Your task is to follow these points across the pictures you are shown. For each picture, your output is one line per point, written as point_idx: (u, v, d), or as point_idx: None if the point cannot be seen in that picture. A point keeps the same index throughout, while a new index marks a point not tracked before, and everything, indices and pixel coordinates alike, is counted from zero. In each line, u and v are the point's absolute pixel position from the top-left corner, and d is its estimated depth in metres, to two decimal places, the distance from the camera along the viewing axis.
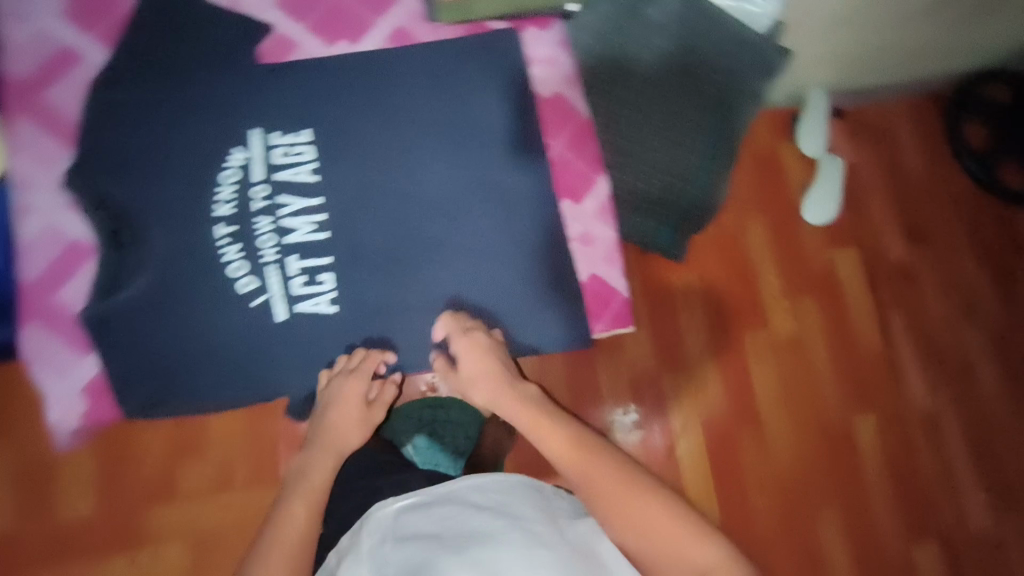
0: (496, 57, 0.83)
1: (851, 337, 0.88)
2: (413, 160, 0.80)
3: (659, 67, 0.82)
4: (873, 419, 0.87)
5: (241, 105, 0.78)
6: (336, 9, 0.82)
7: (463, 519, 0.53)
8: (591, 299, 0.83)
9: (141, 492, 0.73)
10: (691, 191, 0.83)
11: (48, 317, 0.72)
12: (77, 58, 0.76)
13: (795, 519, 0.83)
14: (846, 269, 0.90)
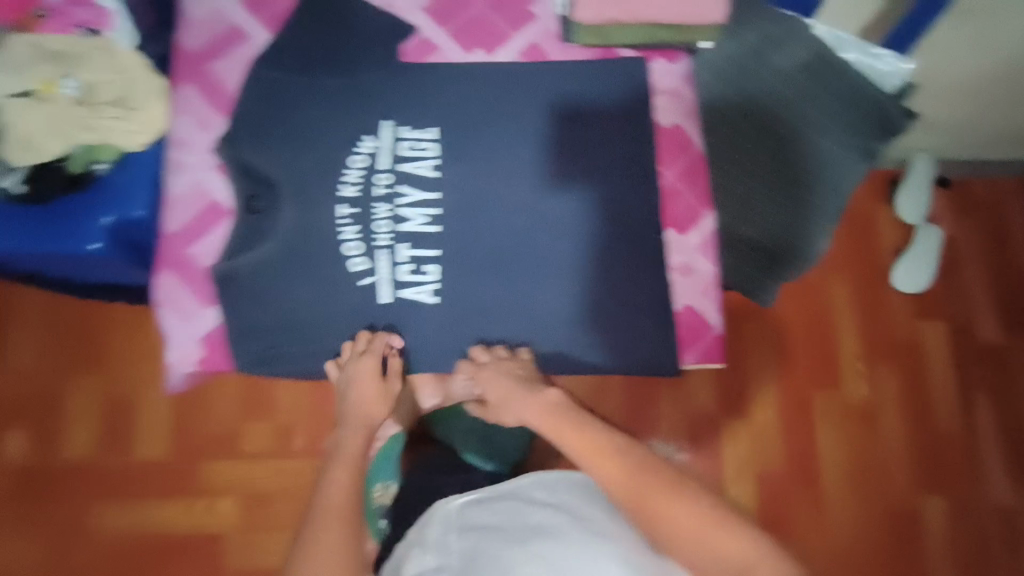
0: (623, 82, 0.86)
1: (871, 365, 1.07)
2: (529, 170, 0.84)
3: (780, 110, 0.80)
4: (878, 431, 1.05)
5: (378, 98, 0.83)
6: (477, 19, 0.87)
7: (522, 510, 0.68)
8: (684, 331, 0.83)
9: (208, 444, 1.20)
10: (796, 241, 0.80)
11: (182, 266, 0.79)
12: (243, 37, 0.84)
13: (796, 492, 1.03)
14: (872, 319, 1.09)
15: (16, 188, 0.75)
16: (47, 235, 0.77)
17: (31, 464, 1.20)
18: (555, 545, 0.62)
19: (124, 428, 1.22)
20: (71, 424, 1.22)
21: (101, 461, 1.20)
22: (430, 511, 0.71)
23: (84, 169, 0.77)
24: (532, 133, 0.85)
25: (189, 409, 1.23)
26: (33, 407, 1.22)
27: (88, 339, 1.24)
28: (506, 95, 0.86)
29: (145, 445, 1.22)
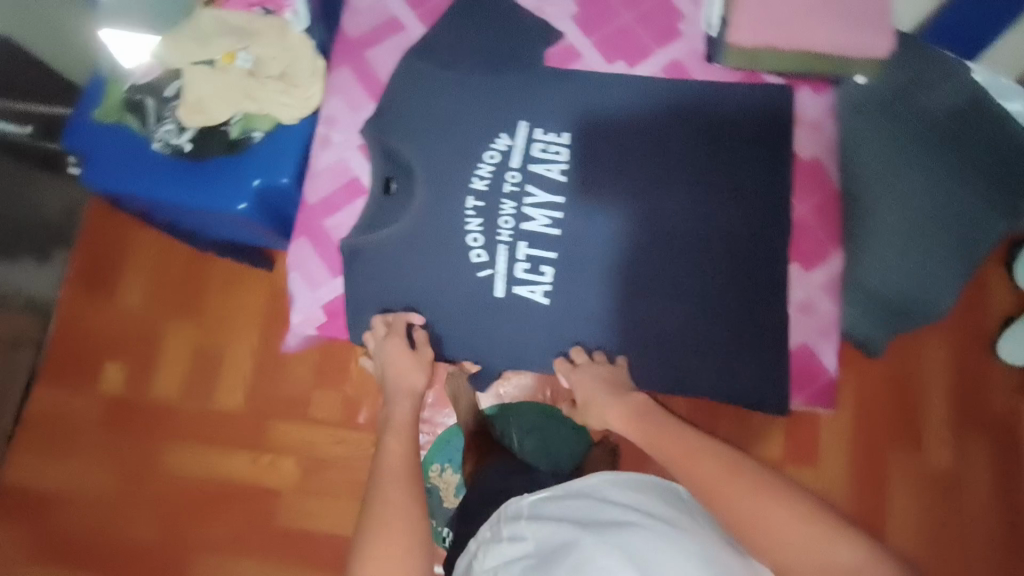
0: (767, 109, 0.84)
1: (973, 400, 1.07)
2: (660, 184, 0.83)
3: (930, 161, 0.77)
4: (965, 460, 1.06)
5: (519, 98, 0.85)
6: (623, 30, 0.88)
7: (594, 508, 0.68)
8: (797, 370, 0.82)
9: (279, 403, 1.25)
10: (923, 301, 0.80)
11: (317, 235, 0.84)
12: (400, 28, 0.89)
13: (869, 488, 1.06)
14: (974, 371, 1.08)
15: (184, 145, 0.84)
16: (203, 191, 0.84)
17: (127, 395, 1.28)
18: (629, 538, 0.61)
19: (206, 376, 1.28)
20: (160, 366, 1.30)
21: (181, 404, 1.27)
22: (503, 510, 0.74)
23: (241, 135, 0.84)
24: (666, 152, 0.84)
25: (266, 367, 1.28)
26: (128, 344, 1.30)
27: (187, 288, 1.31)
28: (643, 109, 0.85)
29: (222, 395, 1.28)
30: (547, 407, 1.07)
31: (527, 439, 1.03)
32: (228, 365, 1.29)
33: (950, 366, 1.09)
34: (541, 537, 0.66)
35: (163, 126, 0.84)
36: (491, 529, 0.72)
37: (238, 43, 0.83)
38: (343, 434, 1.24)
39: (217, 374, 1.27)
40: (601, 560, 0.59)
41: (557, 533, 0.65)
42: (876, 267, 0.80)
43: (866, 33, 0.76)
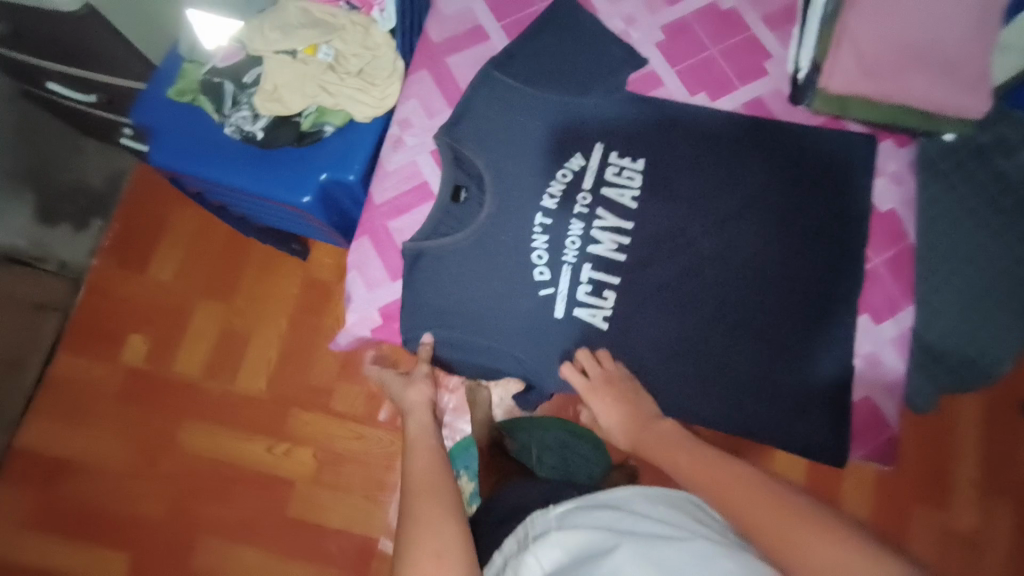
0: (845, 156, 0.83)
1: (1008, 457, 1.04)
2: (731, 218, 0.82)
3: (990, 230, 0.85)
4: (986, 512, 1.03)
5: (596, 119, 0.84)
6: (707, 63, 0.87)
7: (629, 519, 0.55)
8: (861, 423, 0.81)
9: (301, 395, 1.16)
10: (980, 362, 0.85)
11: (381, 236, 0.84)
12: (484, 38, 0.89)
13: (889, 516, 1.03)
14: (1022, 442, 1.04)
15: (257, 133, 0.82)
16: (270, 179, 0.83)
17: (145, 369, 1.20)
18: (670, 556, 0.49)
19: (229, 358, 1.19)
20: (186, 343, 1.21)
21: (202, 385, 1.19)
22: (526, 521, 0.61)
23: (313, 127, 0.83)
24: (740, 187, 0.82)
25: (292, 354, 1.19)
26: (158, 317, 1.22)
27: (224, 266, 1.23)
28: (721, 142, 0.84)
29: (245, 379, 1.18)
30: (568, 424, 1.05)
31: (546, 454, 1.00)
32: (254, 349, 1.19)
33: (996, 424, 1.05)
34: (565, 551, 0.53)
35: (237, 112, 0.83)
36: (516, 542, 0.59)
37: (321, 36, 0.82)
38: (361, 430, 1.14)
39: (250, 362, 1.19)
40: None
41: (586, 547, 0.53)
42: (937, 325, 0.84)
43: (964, 92, 0.75)
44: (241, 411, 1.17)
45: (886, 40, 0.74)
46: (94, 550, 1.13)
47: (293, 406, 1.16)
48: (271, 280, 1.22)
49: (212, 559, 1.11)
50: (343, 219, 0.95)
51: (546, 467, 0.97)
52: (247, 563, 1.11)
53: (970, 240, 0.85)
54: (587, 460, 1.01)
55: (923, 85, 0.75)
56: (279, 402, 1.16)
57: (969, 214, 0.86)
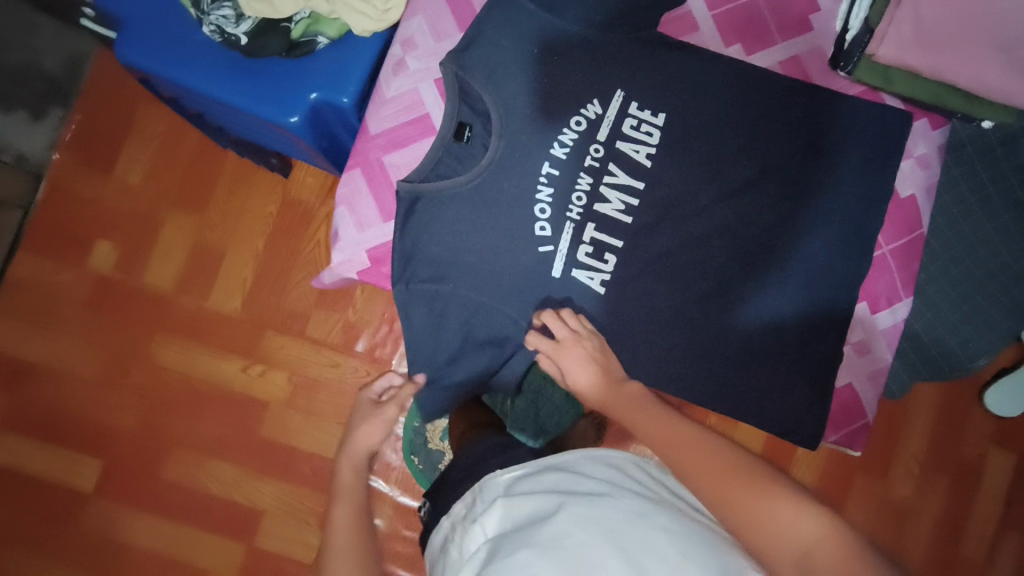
0: (874, 132, 0.78)
1: (958, 439, 1.08)
2: (745, 185, 0.77)
3: (1001, 225, 0.82)
4: (925, 487, 1.08)
5: (620, 62, 0.76)
6: (749, 12, 0.81)
7: (570, 479, 0.59)
8: (838, 409, 0.83)
9: (275, 319, 1.12)
10: (959, 355, 0.85)
11: (375, 174, 0.78)
12: None
13: (838, 477, 1.07)
14: (975, 430, 1.08)
15: (240, 37, 0.73)
16: (253, 93, 0.75)
17: (113, 277, 1.14)
18: (608, 512, 0.53)
19: (203, 275, 1.14)
20: (157, 254, 1.14)
21: (175, 299, 1.14)
22: (478, 487, 0.64)
23: (304, 36, 0.74)
24: (760, 156, 0.77)
25: (269, 276, 1.13)
26: (125, 224, 1.14)
27: (197, 176, 1.14)
28: (749, 101, 0.77)
29: (219, 297, 1.13)
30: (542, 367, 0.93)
31: (519, 400, 0.91)
32: (228, 267, 1.13)
33: (953, 410, 1.08)
34: (511, 512, 0.57)
35: (217, 9, 0.73)
36: (466, 506, 0.64)
37: None
38: (336, 359, 1.12)
39: (222, 282, 1.13)
40: (578, 539, 0.50)
41: (530, 508, 0.56)
42: (926, 315, 0.85)
43: (1017, 77, 0.70)
44: (214, 330, 1.13)
45: (950, 7, 0.68)
46: (63, 453, 1.12)
47: (268, 330, 1.13)
48: (248, 196, 1.14)
49: (184, 470, 1.12)
50: (332, 146, 0.87)
51: (516, 418, 0.91)
52: (221, 475, 1.11)
53: (982, 229, 0.83)
54: (557, 410, 0.96)
55: (979, 63, 0.69)
56: (254, 326, 1.13)
57: (987, 202, 0.83)
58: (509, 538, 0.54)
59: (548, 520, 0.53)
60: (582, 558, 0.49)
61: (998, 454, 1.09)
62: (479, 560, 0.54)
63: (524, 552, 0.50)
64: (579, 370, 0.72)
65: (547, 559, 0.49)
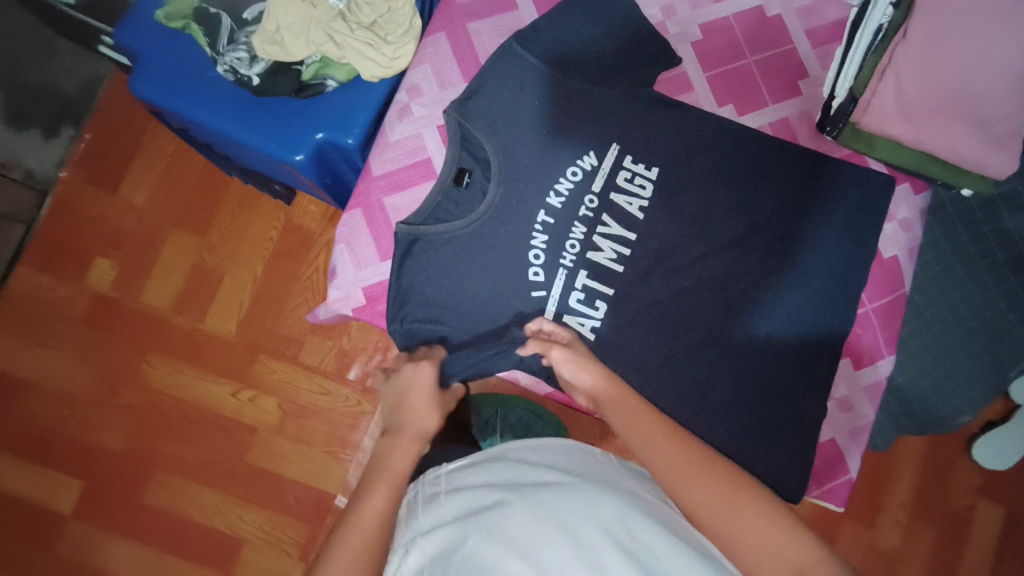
0: (859, 195, 0.81)
1: (945, 490, 1.08)
2: (734, 237, 0.79)
3: (983, 285, 0.85)
4: (910, 539, 1.08)
5: (616, 117, 0.80)
6: (740, 74, 0.84)
7: (515, 470, 0.60)
8: (820, 464, 0.83)
9: (269, 344, 1.13)
10: (941, 410, 0.85)
11: (374, 214, 0.80)
12: (511, 7, 0.84)
13: (825, 529, 1.07)
14: (962, 480, 1.08)
15: (252, 77, 0.76)
16: (263, 128, 0.78)
17: (111, 296, 1.15)
18: (553, 497, 0.54)
19: (200, 297, 1.15)
20: (156, 274, 1.15)
21: (170, 319, 1.14)
22: (422, 479, 0.66)
23: (314, 79, 0.78)
24: (749, 210, 0.80)
25: (266, 301, 1.14)
26: (128, 245, 1.16)
27: (200, 199, 1.16)
28: (739, 157, 0.81)
29: (215, 318, 1.14)
30: (535, 410, 0.96)
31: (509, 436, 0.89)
32: (225, 289, 1.14)
33: (941, 459, 1.09)
34: (455, 503, 0.58)
35: (233, 51, 0.77)
36: (408, 503, 0.63)
37: None
38: (327, 385, 1.12)
39: (218, 305, 1.14)
40: (521, 524, 0.51)
41: (473, 498, 0.57)
42: (910, 369, 0.86)
43: (992, 150, 0.73)
44: (206, 351, 1.13)
45: (929, 82, 0.72)
46: (45, 472, 1.10)
47: (262, 353, 1.13)
48: (250, 221, 1.16)
49: (167, 494, 1.10)
50: (335, 182, 0.90)
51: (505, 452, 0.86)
52: (202, 501, 1.10)
53: (964, 288, 0.85)
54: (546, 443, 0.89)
55: (958, 136, 0.73)
56: (247, 348, 1.13)
57: (969, 261, 0.86)
58: (454, 527, 0.54)
59: (493, 507, 0.54)
60: (527, 540, 0.50)
61: (986, 505, 1.09)
62: (423, 549, 0.55)
63: (472, 540, 0.51)
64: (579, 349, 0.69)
65: (495, 543, 0.50)
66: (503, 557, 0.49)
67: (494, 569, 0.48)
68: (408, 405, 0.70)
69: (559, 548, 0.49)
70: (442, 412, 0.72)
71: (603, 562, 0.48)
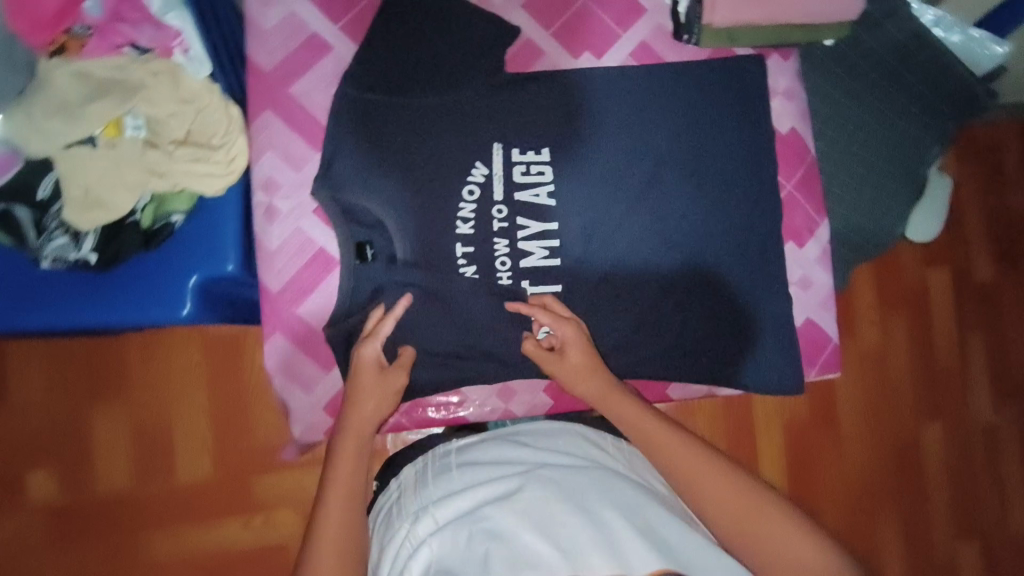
0: (739, 87, 0.80)
1: (900, 277, 1.17)
2: (637, 158, 0.78)
3: (869, 106, 0.88)
4: (887, 332, 1.17)
5: (485, 119, 0.74)
6: (581, 16, 0.79)
7: (521, 451, 0.65)
8: (808, 345, 0.86)
9: (252, 465, 1.04)
10: (874, 228, 0.91)
11: (293, 331, 0.73)
12: (324, 49, 0.74)
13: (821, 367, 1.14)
14: (911, 263, 1.17)
15: (90, 256, 0.66)
16: (134, 298, 0.68)
17: (67, 502, 1.03)
18: (567, 477, 0.58)
19: (161, 455, 1.04)
20: (101, 458, 1.04)
21: (142, 491, 1.04)
22: (429, 455, 0.71)
23: (157, 222, 0.68)
24: (643, 132, 0.78)
25: (228, 426, 1.05)
26: (54, 446, 1.03)
27: (105, 364, 1.04)
28: (617, 97, 0.78)
29: (188, 468, 1.04)
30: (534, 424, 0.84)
31: None
32: (181, 436, 1.04)
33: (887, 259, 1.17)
34: (466, 478, 0.62)
35: (50, 240, 0.65)
36: (416, 475, 0.67)
37: (121, 106, 0.64)
38: None
39: (184, 452, 1.05)
40: (538, 496, 0.55)
41: (487, 473, 0.62)
42: (840, 210, 0.91)
43: None
44: (194, 501, 1.05)
45: None
46: None
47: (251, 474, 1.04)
48: (167, 361, 1.05)
49: None
50: (240, 311, 0.80)
51: None
52: None
53: (854, 119, 0.89)
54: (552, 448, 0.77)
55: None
56: (233, 478, 1.05)
57: (848, 97, 0.89)
58: (467, 496, 0.58)
59: (508, 484, 0.58)
60: (543, 513, 0.53)
61: (936, 273, 1.18)
62: (431, 517, 0.57)
63: (488, 508, 0.54)
64: (573, 352, 0.70)
65: (508, 508, 0.54)
66: (519, 528, 0.51)
67: (511, 535, 0.51)
68: (351, 395, 0.67)
69: (574, 523, 0.52)
70: (391, 390, 0.69)
71: (615, 539, 0.50)
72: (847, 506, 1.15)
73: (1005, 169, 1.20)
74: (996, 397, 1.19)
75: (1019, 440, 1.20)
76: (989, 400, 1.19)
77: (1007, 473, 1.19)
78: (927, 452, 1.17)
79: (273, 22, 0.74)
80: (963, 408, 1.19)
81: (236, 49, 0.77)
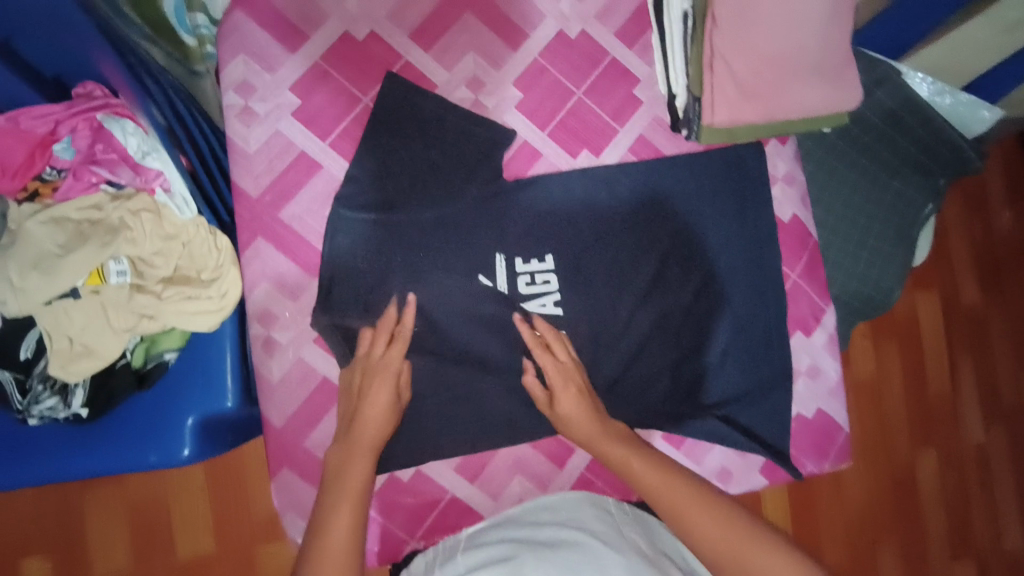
0: (736, 175, 0.80)
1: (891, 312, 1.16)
2: (630, 238, 0.76)
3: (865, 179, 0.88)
4: (881, 367, 1.15)
5: (485, 232, 0.72)
6: (577, 112, 0.77)
7: (527, 530, 0.62)
8: (820, 436, 0.86)
9: (259, 532, 0.90)
10: (881, 297, 0.89)
11: (300, 465, 0.71)
12: (314, 168, 0.72)
13: None
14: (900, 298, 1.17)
15: (80, 412, 0.63)
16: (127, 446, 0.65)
17: None
18: (565, 554, 0.54)
19: (153, 533, 0.88)
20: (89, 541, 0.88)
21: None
22: (436, 545, 0.68)
23: (149, 363, 0.65)
24: (636, 215, 0.77)
25: (227, 492, 0.89)
26: (36, 533, 0.87)
27: None
28: (613, 186, 0.76)
29: (187, 543, 0.89)
30: None
31: None
32: (175, 511, 0.88)
33: None
34: (472, 561, 0.59)
35: (37, 401, 0.62)
36: (424, 564, 0.63)
37: (102, 254, 0.60)
38: None
39: (179, 527, 0.89)
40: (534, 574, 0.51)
41: (491, 553, 0.58)
42: (845, 281, 0.89)
43: (836, 84, 0.72)
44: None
45: (756, 56, 0.69)
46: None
47: (258, 544, 0.89)
48: None
49: None
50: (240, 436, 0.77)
51: None
52: None
53: (850, 192, 0.89)
54: None
55: (803, 92, 0.71)
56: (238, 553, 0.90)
57: (845, 170, 0.89)
58: None
59: (507, 563, 0.54)
60: None
61: (927, 305, 1.18)
62: None
63: None
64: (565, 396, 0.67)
65: None
66: None
67: None
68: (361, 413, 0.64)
69: None
70: (398, 411, 0.66)
71: None
72: (849, 546, 1.13)
73: (988, 206, 1.21)
74: (984, 419, 1.20)
75: (1010, 460, 1.20)
76: (979, 423, 1.20)
77: (997, 492, 1.20)
78: (925, 481, 1.16)
79: (258, 142, 0.71)
80: (957, 434, 1.18)
81: (220, 167, 0.73)
